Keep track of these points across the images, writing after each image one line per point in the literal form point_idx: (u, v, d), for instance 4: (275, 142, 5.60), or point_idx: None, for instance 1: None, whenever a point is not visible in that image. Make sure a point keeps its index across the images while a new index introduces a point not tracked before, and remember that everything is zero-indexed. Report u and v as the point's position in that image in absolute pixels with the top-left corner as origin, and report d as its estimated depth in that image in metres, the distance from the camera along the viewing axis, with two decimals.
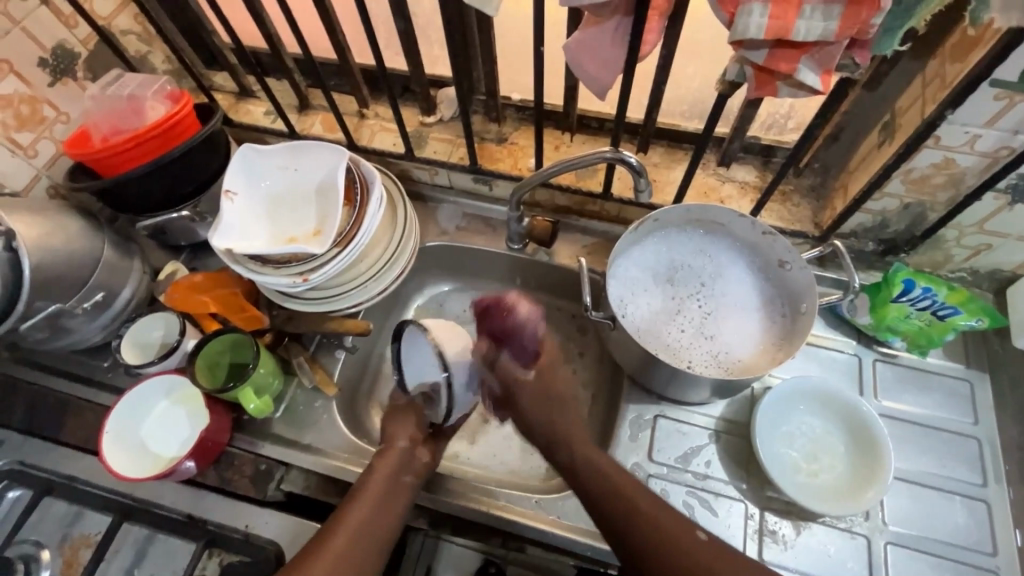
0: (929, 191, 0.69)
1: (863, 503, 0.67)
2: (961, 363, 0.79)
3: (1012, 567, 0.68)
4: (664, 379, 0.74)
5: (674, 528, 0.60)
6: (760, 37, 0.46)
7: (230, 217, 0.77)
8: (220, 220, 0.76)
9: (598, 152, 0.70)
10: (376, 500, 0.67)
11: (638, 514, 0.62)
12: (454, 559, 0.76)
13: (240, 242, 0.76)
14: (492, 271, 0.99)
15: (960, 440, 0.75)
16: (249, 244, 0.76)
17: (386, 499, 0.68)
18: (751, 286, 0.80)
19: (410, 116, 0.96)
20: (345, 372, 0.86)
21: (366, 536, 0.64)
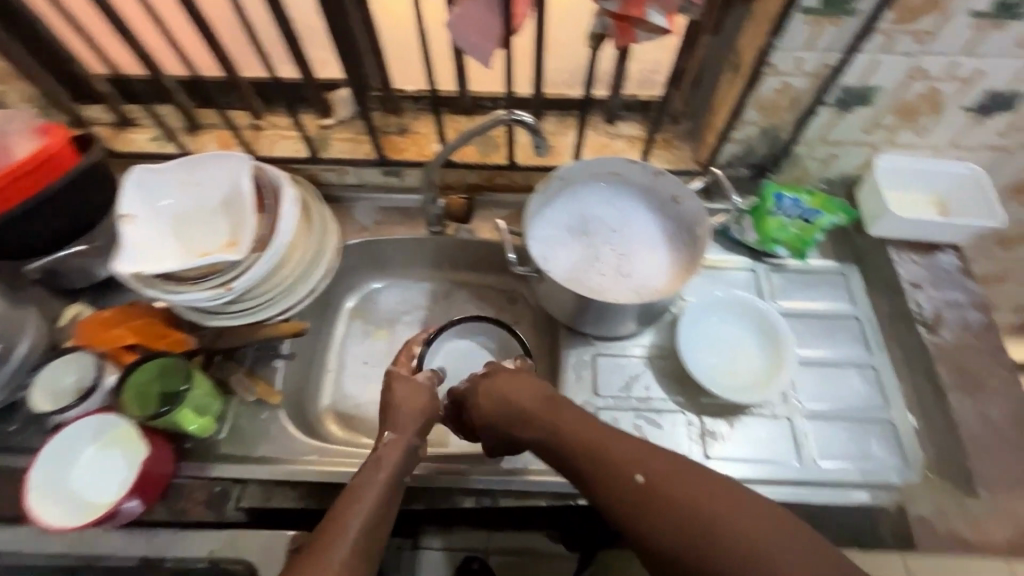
0: (779, 114, 0.81)
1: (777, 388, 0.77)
2: (834, 259, 0.93)
3: (903, 416, 0.78)
4: (593, 318, 0.81)
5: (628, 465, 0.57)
6: None
7: (133, 241, 0.74)
8: (123, 245, 0.72)
9: (495, 117, 0.75)
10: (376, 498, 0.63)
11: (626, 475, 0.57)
12: (432, 561, 1.03)
13: (149, 264, 0.73)
14: (419, 259, 1.02)
15: (845, 321, 0.88)
16: (159, 264, 0.73)
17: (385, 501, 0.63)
18: (655, 225, 0.89)
19: (308, 122, 0.97)
20: (288, 382, 0.84)
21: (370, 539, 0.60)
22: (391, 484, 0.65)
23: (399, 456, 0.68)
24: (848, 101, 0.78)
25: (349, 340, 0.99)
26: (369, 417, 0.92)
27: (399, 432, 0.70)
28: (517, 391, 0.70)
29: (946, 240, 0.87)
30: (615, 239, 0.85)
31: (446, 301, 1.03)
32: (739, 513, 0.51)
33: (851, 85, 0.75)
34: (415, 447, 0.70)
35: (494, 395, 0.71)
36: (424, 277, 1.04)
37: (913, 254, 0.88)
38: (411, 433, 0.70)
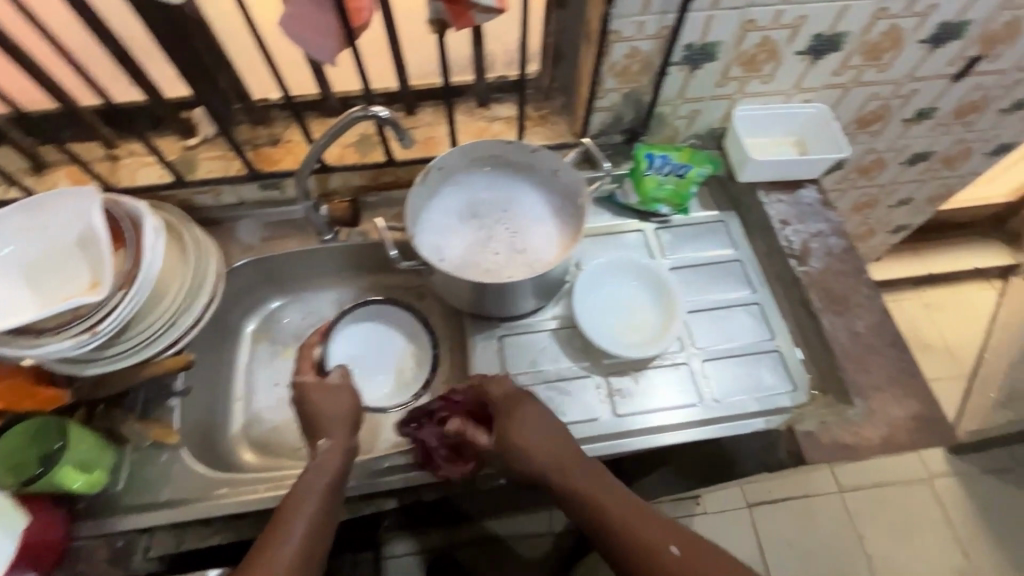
0: (635, 78, 0.84)
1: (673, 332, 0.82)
2: (714, 208, 0.98)
3: (787, 342, 0.86)
4: (492, 300, 0.82)
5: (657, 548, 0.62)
6: None
7: None
8: None
9: (349, 114, 0.71)
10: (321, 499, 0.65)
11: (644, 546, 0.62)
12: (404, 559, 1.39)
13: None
14: (317, 270, 0.99)
15: (728, 264, 0.94)
16: (9, 319, 0.67)
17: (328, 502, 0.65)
18: (542, 200, 0.90)
19: (169, 144, 0.91)
20: (188, 420, 0.80)
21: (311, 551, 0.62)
22: (334, 487, 0.67)
23: (338, 461, 0.69)
24: (695, 58, 0.82)
25: (255, 365, 0.95)
26: (287, 438, 0.89)
27: (331, 436, 0.71)
28: (546, 439, 0.70)
29: (805, 176, 0.94)
30: (496, 226, 0.86)
31: None
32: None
33: (694, 43, 0.79)
34: (352, 449, 0.72)
35: (508, 443, 0.69)
36: (327, 287, 1.02)
37: (780, 194, 0.94)
38: (346, 438, 0.72)
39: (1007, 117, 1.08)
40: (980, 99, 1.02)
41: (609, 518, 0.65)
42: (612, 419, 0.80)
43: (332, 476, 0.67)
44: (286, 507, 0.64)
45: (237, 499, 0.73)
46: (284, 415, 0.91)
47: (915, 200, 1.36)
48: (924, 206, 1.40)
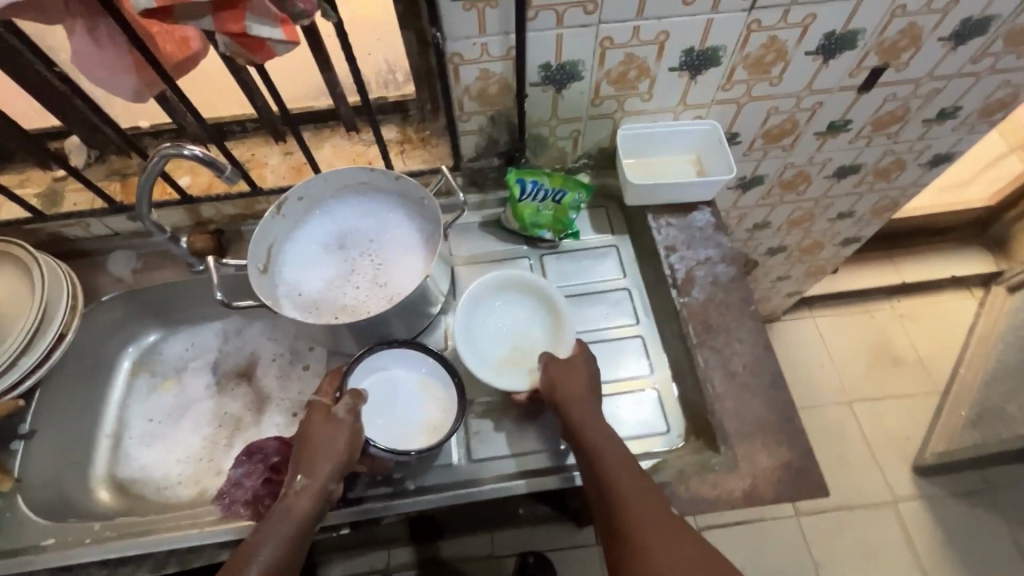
0: (496, 101, 0.79)
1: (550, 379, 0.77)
2: (607, 232, 0.93)
3: (664, 379, 0.81)
4: (345, 339, 0.78)
5: (649, 512, 0.62)
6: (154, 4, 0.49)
7: None
8: None
9: (158, 151, 0.69)
10: (284, 545, 0.62)
11: (631, 509, 0.62)
12: None
13: None
14: (197, 302, 0.96)
15: (614, 293, 0.88)
16: None
17: (295, 545, 0.63)
18: (412, 229, 0.87)
19: (36, 177, 0.90)
20: (31, 462, 0.79)
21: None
22: (303, 529, 0.64)
23: (310, 502, 0.65)
24: (556, 78, 0.77)
25: (130, 400, 0.93)
26: (153, 477, 0.87)
27: (311, 477, 0.65)
28: (580, 383, 0.73)
29: (697, 198, 0.88)
30: (354, 261, 0.82)
31: (237, 339, 0.99)
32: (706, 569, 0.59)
33: (550, 63, 0.74)
34: (330, 491, 0.66)
35: (563, 382, 0.72)
36: (211, 318, 0.99)
37: (671, 218, 0.88)
38: (328, 478, 0.66)
39: (936, 127, 1.00)
40: (898, 110, 0.94)
41: (604, 473, 0.65)
42: (465, 465, 0.78)
43: (300, 518, 0.64)
44: (252, 539, 0.63)
45: (59, 551, 0.70)
46: (153, 453, 0.89)
47: (857, 213, 1.28)
48: (870, 219, 1.32)
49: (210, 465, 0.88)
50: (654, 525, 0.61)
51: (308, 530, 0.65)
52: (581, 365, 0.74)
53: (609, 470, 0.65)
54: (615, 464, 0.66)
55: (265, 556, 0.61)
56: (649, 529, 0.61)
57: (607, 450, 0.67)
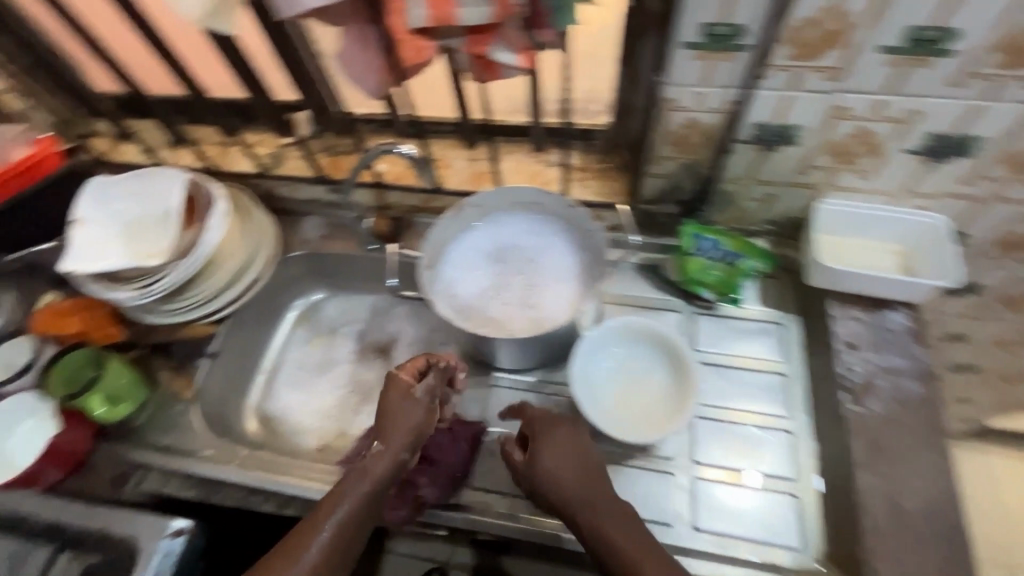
0: (695, 150, 0.76)
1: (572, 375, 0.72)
2: (774, 307, 0.86)
3: (807, 487, 0.72)
4: (486, 349, 0.80)
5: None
6: (427, 25, 0.53)
7: (78, 243, 0.83)
8: (69, 245, 0.82)
9: (382, 147, 0.80)
10: (350, 509, 0.64)
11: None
12: None
13: (85, 262, 0.82)
14: (360, 275, 1.06)
15: (768, 377, 0.81)
16: (92, 263, 0.82)
17: (360, 508, 0.65)
18: (572, 257, 0.86)
19: (269, 140, 1.05)
20: (211, 379, 0.90)
21: (344, 546, 0.63)
22: (373, 495, 0.67)
23: (386, 467, 0.68)
24: (768, 138, 0.72)
25: (289, 346, 1.05)
26: (290, 419, 0.97)
27: (386, 444, 0.69)
28: (569, 463, 0.65)
29: (898, 297, 0.76)
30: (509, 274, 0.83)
31: (384, 316, 1.07)
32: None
33: (767, 122, 0.70)
34: (403, 460, 0.70)
35: (570, 462, 0.64)
36: (368, 290, 1.08)
37: (858, 310, 0.78)
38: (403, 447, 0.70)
39: None
40: None
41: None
42: (569, 507, 0.74)
43: (373, 483, 0.67)
44: (324, 498, 0.66)
45: (212, 464, 0.80)
46: (294, 398, 0.99)
47: None
48: None
49: (337, 425, 0.96)
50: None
51: (383, 492, 0.68)
52: (558, 440, 0.67)
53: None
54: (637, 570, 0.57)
55: (339, 515, 0.64)
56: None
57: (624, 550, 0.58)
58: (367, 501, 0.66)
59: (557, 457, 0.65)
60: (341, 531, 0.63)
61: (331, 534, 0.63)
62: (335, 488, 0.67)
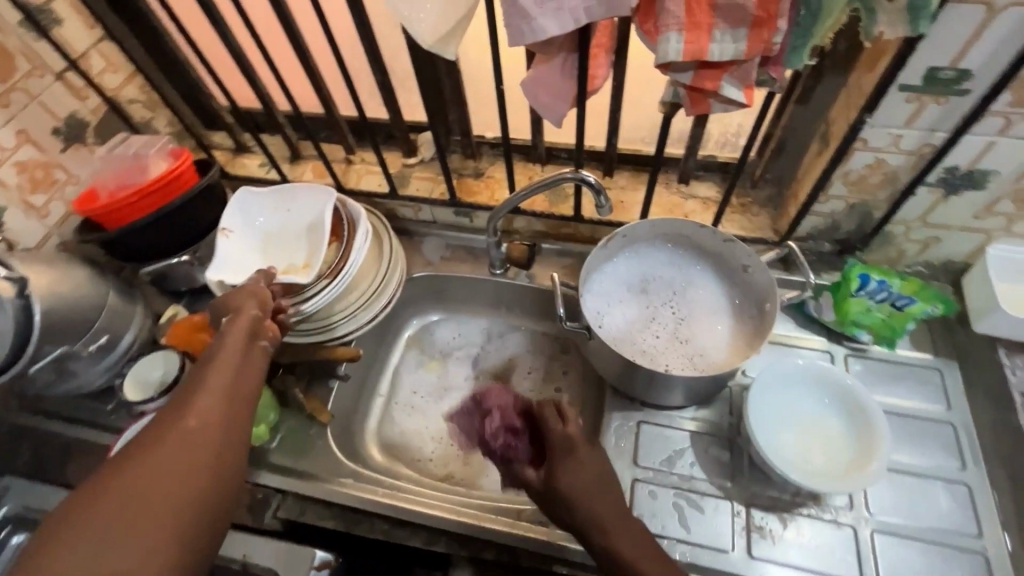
0: (870, 190, 0.75)
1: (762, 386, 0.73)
2: (928, 352, 0.82)
3: (998, 546, 0.68)
4: (643, 384, 0.77)
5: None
6: (680, 60, 0.52)
7: (224, 252, 0.82)
8: (215, 256, 0.81)
9: (561, 174, 0.76)
10: (229, 362, 0.57)
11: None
12: None
13: (231, 274, 0.80)
14: (477, 298, 1.03)
15: (936, 426, 0.77)
16: (240, 277, 0.80)
17: (240, 354, 0.59)
18: (721, 292, 0.84)
19: (394, 159, 1.03)
20: (339, 401, 0.89)
21: (224, 416, 0.53)
22: (239, 347, 0.60)
23: (242, 325, 0.62)
24: (954, 183, 0.70)
25: (402, 369, 1.02)
26: (410, 446, 0.94)
27: (235, 312, 0.64)
28: (584, 481, 0.63)
29: None
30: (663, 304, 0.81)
31: (499, 342, 1.04)
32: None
33: (959, 167, 0.68)
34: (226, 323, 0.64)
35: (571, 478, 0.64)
36: (481, 314, 1.06)
37: None
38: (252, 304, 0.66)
39: None
40: None
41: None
42: (743, 558, 0.69)
43: (236, 338, 0.60)
44: (179, 391, 0.54)
45: (355, 493, 0.77)
46: (413, 423, 0.96)
47: None
48: None
49: (459, 454, 0.93)
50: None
51: (248, 347, 0.61)
52: (578, 459, 0.66)
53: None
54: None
55: (210, 386, 0.54)
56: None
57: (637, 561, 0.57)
58: (228, 384, 0.55)
59: (580, 471, 0.64)
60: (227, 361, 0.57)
61: (226, 375, 0.56)
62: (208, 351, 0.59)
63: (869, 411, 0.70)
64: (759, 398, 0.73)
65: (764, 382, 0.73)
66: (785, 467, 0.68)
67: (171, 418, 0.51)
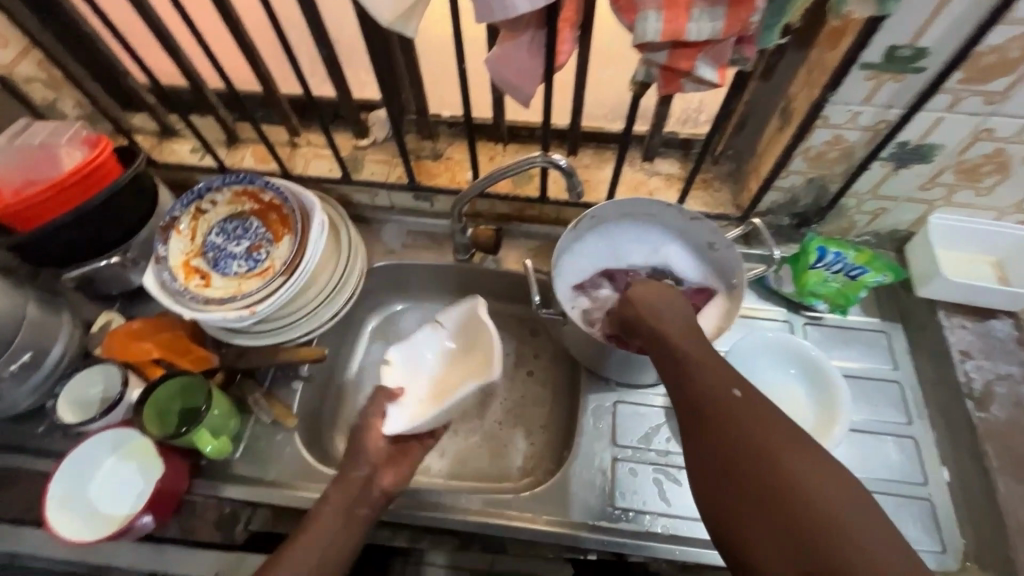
0: (827, 165, 0.77)
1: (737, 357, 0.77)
2: (876, 316, 0.87)
3: (941, 491, 0.75)
4: (617, 366, 0.78)
5: (720, 389, 0.57)
6: (659, 40, 0.50)
7: (421, 341, 0.82)
8: (410, 340, 0.81)
9: (530, 158, 0.73)
10: (332, 528, 0.65)
11: (761, 435, 0.53)
12: None
13: (402, 358, 0.81)
14: (442, 285, 1.00)
15: (886, 385, 0.83)
16: (408, 365, 0.81)
17: (344, 522, 0.66)
18: (689, 269, 0.85)
19: (344, 140, 0.96)
20: (305, 403, 0.84)
21: None
22: (349, 515, 0.66)
23: (350, 495, 0.67)
24: (904, 157, 0.73)
25: (368, 363, 0.98)
26: None
27: (347, 472, 0.69)
28: (662, 299, 0.70)
29: (1001, 307, 0.81)
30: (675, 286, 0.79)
31: None
32: (873, 515, 0.48)
33: (909, 142, 0.71)
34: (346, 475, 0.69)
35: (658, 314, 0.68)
36: (447, 300, 1.02)
37: (966, 319, 0.82)
38: (359, 460, 0.70)
39: None
40: None
41: (709, 406, 0.57)
42: None
43: (345, 508, 0.67)
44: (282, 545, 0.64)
45: None
46: None
47: None
48: None
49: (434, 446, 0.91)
50: (791, 457, 0.51)
51: (352, 516, 0.67)
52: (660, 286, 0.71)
53: (715, 405, 0.56)
54: (723, 396, 0.57)
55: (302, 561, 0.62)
56: (776, 462, 0.51)
57: (710, 378, 0.59)
58: (321, 551, 0.63)
59: (648, 290, 0.71)
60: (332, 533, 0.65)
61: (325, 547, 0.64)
62: (316, 509, 0.66)
63: (830, 381, 0.74)
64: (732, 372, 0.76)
65: (735, 356, 0.77)
66: None
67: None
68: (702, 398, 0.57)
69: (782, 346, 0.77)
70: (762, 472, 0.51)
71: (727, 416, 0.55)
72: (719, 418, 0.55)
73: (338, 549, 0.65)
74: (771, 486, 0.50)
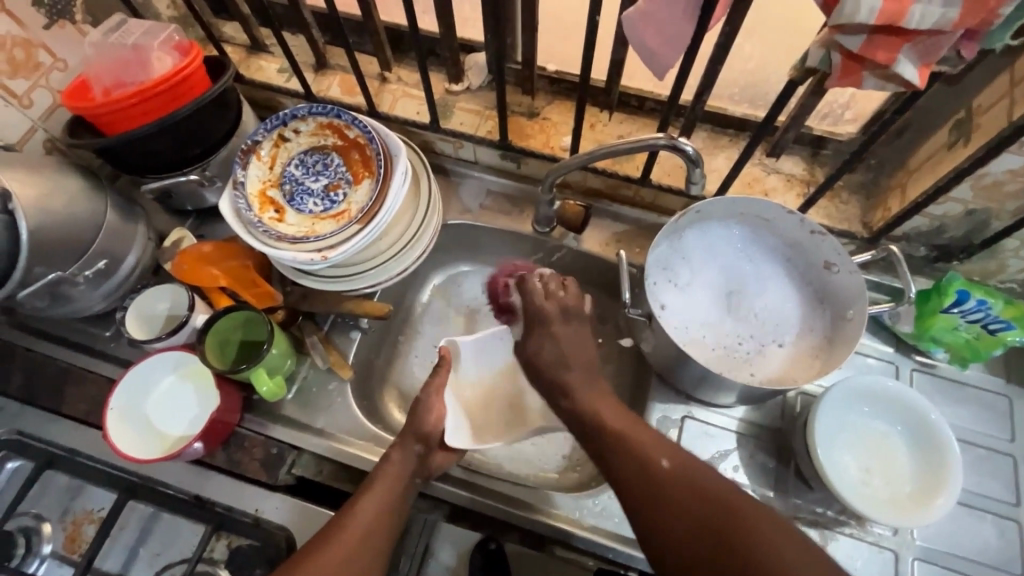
0: (999, 199, 0.64)
1: (833, 396, 0.68)
2: (1001, 377, 0.76)
3: None
4: (693, 379, 0.71)
5: (651, 459, 0.59)
6: (869, 21, 0.40)
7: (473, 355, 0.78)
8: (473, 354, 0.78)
9: (649, 138, 0.64)
10: (386, 492, 0.64)
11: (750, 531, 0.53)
12: None
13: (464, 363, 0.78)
14: (512, 253, 0.93)
15: (997, 457, 0.72)
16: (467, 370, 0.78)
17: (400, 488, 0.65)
18: (795, 294, 0.76)
19: (437, 82, 0.89)
20: (360, 356, 0.82)
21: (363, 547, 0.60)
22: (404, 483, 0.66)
23: (405, 465, 0.66)
24: None
25: (424, 321, 0.94)
26: None
27: (403, 442, 0.68)
28: (556, 345, 0.71)
29: None
30: (770, 334, 0.74)
31: None
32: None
33: None
34: (414, 452, 0.67)
35: (548, 359, 0.71)
36: None
37: None
38: (412, 438, 0.68)
39: None
40: None
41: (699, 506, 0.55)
42: None
43: (399, 476, 0.66)
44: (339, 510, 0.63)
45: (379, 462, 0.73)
46: None
47: None
48: None
49: None
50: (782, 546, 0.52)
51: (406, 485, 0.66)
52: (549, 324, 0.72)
53: (712, 504, 0.55)
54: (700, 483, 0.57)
55: (361, 516, 0.62)
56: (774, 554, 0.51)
57: (638, 437, 0.62)
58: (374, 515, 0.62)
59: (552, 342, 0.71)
60: (383, 505, 0.63)
61: (377, 508, 0.63)
62: (374, 476, 0.66)
63: (937, 442, 0.66)
64: (824, 413, 0.68)
65: (832, 397, 0.68)
66: (844, 487, 0.64)
67: (330, 536, 0.60)
68: (636, 465, 0.60)
69: (881, 394, 0.68)
70: (727, 542, 0.53)
71: (679, 492, 0.57)
72: (716, 520, 0.54)
73: (383, 527, 0.62)
74: (735, 536, 0.53)
